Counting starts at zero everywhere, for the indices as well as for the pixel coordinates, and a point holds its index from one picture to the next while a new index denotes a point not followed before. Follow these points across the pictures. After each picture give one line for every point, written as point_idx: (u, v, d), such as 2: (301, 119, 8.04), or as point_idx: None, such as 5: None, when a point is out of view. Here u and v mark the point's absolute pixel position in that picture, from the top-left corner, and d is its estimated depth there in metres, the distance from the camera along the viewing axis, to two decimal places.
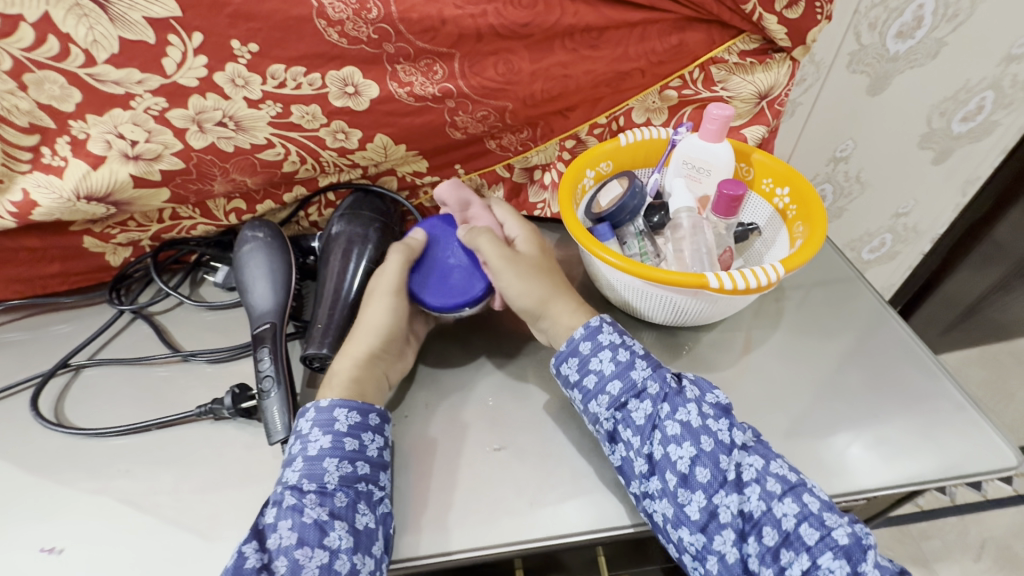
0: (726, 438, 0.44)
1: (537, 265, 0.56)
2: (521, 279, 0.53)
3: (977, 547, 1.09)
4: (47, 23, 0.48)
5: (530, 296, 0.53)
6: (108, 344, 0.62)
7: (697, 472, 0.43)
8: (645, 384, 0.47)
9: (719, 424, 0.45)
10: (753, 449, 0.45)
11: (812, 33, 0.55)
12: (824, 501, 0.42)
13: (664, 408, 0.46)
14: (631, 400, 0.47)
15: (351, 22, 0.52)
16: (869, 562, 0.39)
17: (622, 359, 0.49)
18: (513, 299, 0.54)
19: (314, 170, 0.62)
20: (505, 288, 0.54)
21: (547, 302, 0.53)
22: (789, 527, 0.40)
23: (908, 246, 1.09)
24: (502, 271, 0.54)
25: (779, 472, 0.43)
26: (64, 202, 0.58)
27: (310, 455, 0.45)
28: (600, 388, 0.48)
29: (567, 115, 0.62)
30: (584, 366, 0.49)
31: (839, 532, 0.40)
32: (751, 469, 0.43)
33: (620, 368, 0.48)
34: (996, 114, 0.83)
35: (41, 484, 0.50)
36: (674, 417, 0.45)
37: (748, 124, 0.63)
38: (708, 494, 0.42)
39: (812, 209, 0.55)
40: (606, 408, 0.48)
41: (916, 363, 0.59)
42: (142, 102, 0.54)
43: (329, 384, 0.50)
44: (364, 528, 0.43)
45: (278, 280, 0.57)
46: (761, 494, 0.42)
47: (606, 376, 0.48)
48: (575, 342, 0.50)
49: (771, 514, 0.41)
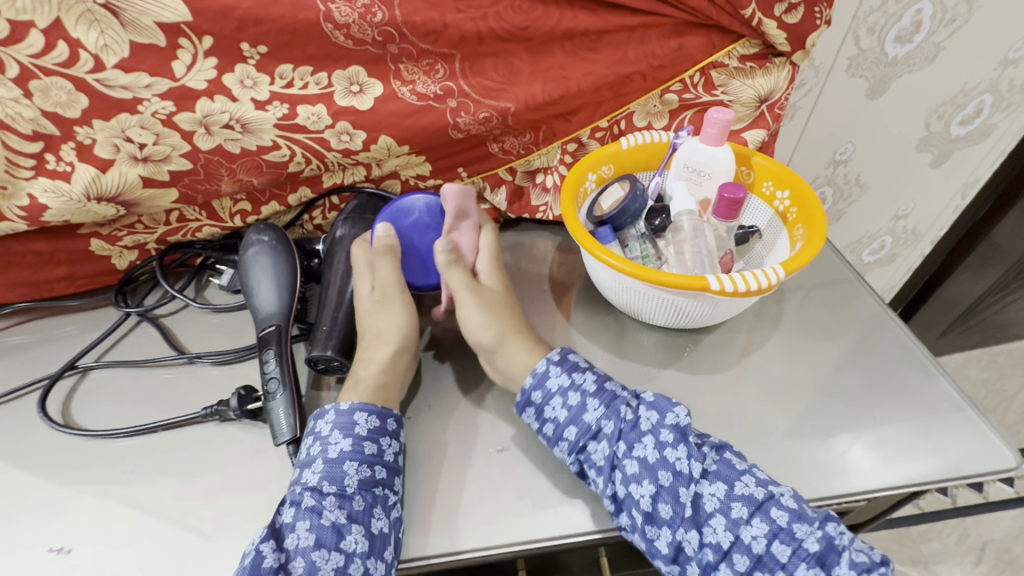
0: (683, 468, 0.44)
1: (498, 301, 0.58)
2: (481, 313, 0.56)
3: (977, 549, 1.09)
4: (58, 29, 0.49)
5: (489, 331, 0.55)
6: (114, 347, 0.62)
7: (660, 509, 0.44)
8: (599, 424, 0.48)
9: (676, 454, 0.45)
10: (715, 474, 0.44)
11: (812, 38, 0.56)
12: (795, 510, 0.42)
13: (619, 448, 0.46)
14: (588, 443, 0.47)
15: (356, 25, 0.52)
16: (843, 564, 0.40)
17: (574, 402, 0.49)
18: (469, 331, 0.56)
19: (319, 169, 0.62)
20: (465, 320, 0.56)
21: (505, 339, 0.54)
22: (760, 550, 0.41)
23: (908, 248, 1.09)
24: (466, 303, 0.57)
25: (744, 493, 0.43)
26: (74, 204, 0.59)
27: (329, 458, 0.46)
28: (559, 434, 0.49)
29: (569, 119, 0.63)
30: (540, 414, 0.50)
31: (810, 541, 0.40)
32: (714, 498, 0.43)
33: (573, 413, 0.49)
34: (994, 117, 0.84)
35: (49, 486, 0.51)
36: (631, 456, 0.46)
37: (748, 128, 0.63)
38: (673, 529, 0.43)
39: (813, 214, 0.55)
40: (568, 453, 0.48)
41: (915, 365, 0.59)
42: (150, 106, 0.54)
43: (353, 386, 0.51)
44: (380, 533, 0.43)
45: (283, 283, 0.58)
46: (726, 523, 0.42)
47: (562, 422, 0.49)
48: (527, 392, 0.51)
49: (738, 543, 0.41)
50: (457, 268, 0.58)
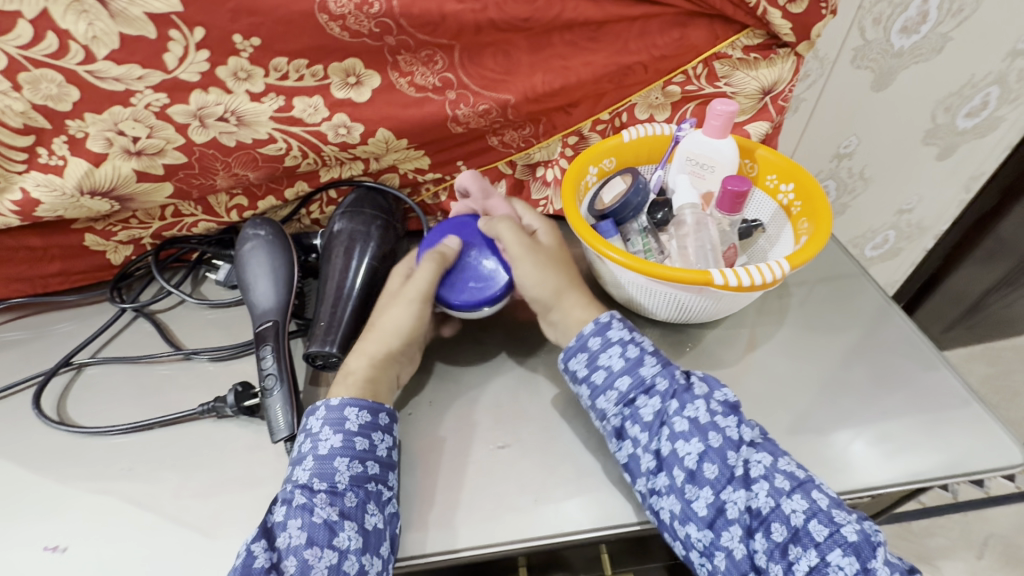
0: (733, 434, 0.44)
1: (553, 258, 0.56)
2: (538, 268, 0.54)
3: (980, 544, 1.09)
4: (46, 19, 0.48)
5: (545, 286, 0.53)
6: (110, 342, 0.62)
7: (705, 468, 0.43)
8: (654, 380, 0.47)
9: (727, 421, 0.45)
10: (761, 446, 0.44)
11: (817, 29, 0.55)
12: (833, 499, 0.42)
13: (672, 405, 0.46)
14: (639, 396, 0.47)
15: (353, 16, 0.51)
16: (879, 559, 0.39)
17: (632, 355, 0.49)
18: (525, 289, 0.54)
19: (316, 164, 0.61)
20: (521, 278, 0.54)
21: (562, 293, 0.53)
22: (799, 523, 0.40)
23: (912, 242, 1.08)
24: (522, 256, 0.54)
25: (787, 469, 0.43)
26: (67, 198, 0.58)
27: (320, 454, 0.45)
28: (608, 384, 0.48)
29: (569, 111, 0.62)
30: (592, 362, 0.49)
31: (848, 529, 0.40)
32: (760, 466, 0.43)
33: (629, 364, 0.48)
34: (1000, 109, 0.83)
35: (45, 482, 0.50)
36: (682, 414, 0.45)
37: (751, 120, 0.62)
38: (715, 490, 0.42)
39: (818, 207, 0.55)
40: (615, 404, 0.47)
41: (921, 360, 0.58)
42: (143, 98, 0.53)
43: (344, 381, 0.50)
44: (374, 528, 0.43)
45: (280, 278, 0.57)
46: (770, 490, 0.41)
47: (615, 372, 0.48)
48: (585, 338, 0.50)
49: (779, 511, 0.41)
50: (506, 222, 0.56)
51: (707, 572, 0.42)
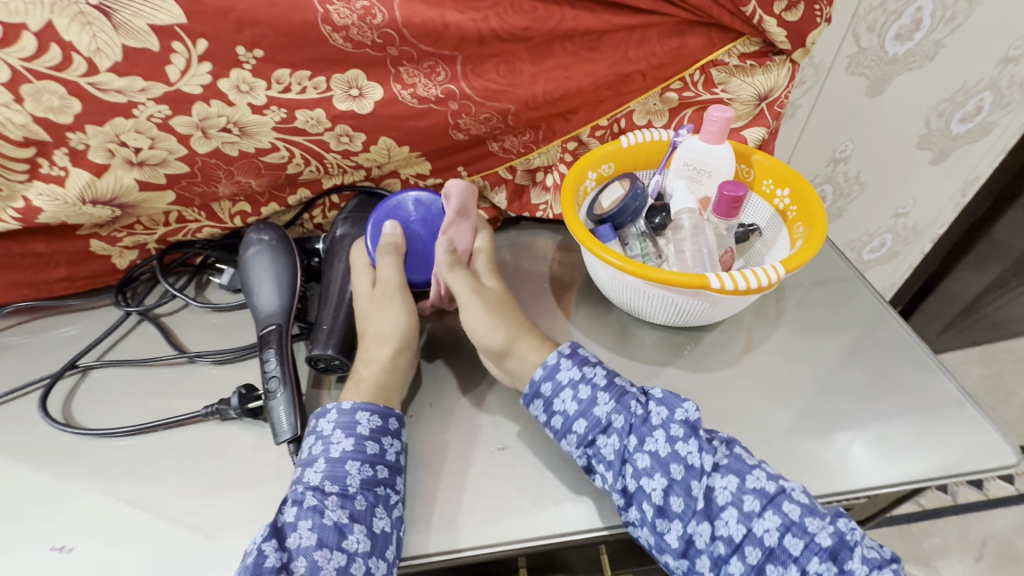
0: (696, 462, 0.44)
1: (502, 302, 0.57)
2: (488, 316, 0.55)
3: (978, 545, 1.09)
4: (50, 32, 0.49)
5: (498, 334, 0.54)
6: (115, 346, 0.63)
7: (672, 502, 0.43)
8: (609, 418, 0.47)
9: (688, 448, 0.45)
10: (726, 468, 0.44)
11: (812, 36, 0.56)
12: (807, 505, 0.42)
13: (631, 442, 0.46)
14: (598, 437, 0.47)
15: (355, 26, 0.52)
16: (855, 558, 0.40)
17: (584, 395, 0.49)
18: (477, 336, 0.55)
19: (318, 171, 0.62)
20: (472, 324, 0.55)
21: (515, 340, 0.54)
22: (772, 542, 0.41)
23: (908, 246, 1.09)
24: (470, 305, 0.56)
25: (756, 487, 0.43)
26: (69, 207, 0.59)
27: (332, 457, 0.46)
28: (567, 427, 0.49)
29: (569, 118, 0.63)
30: (549, 407, 0.50)
31: (822, 536, 0.41)
32: (726, 492, 0.43)
33: (583, 406, 0.48)
34: (994, 114, 0.84)
35: (51, 484, 0.51)
36: (642, 449, 0.46)
37: (748, 126, 0.63)
38: (684, 523, 0.43)
39: (813, 211, 0.55)
40: (577, 446, 0.48)
41: (917, 363, 0.59)
42: (144, 110, 0.54)
43: (353, 386, 0.51)
44: (381, 532, 0.44)
45: (283, 282, 0.58)
46: (738, 517, 0.42)
47: (571, 415, 0.49)
48: (537, 383, 0.51)
49: (750, 536, 0.41)
50: (460, 270, 0.57)
51: None
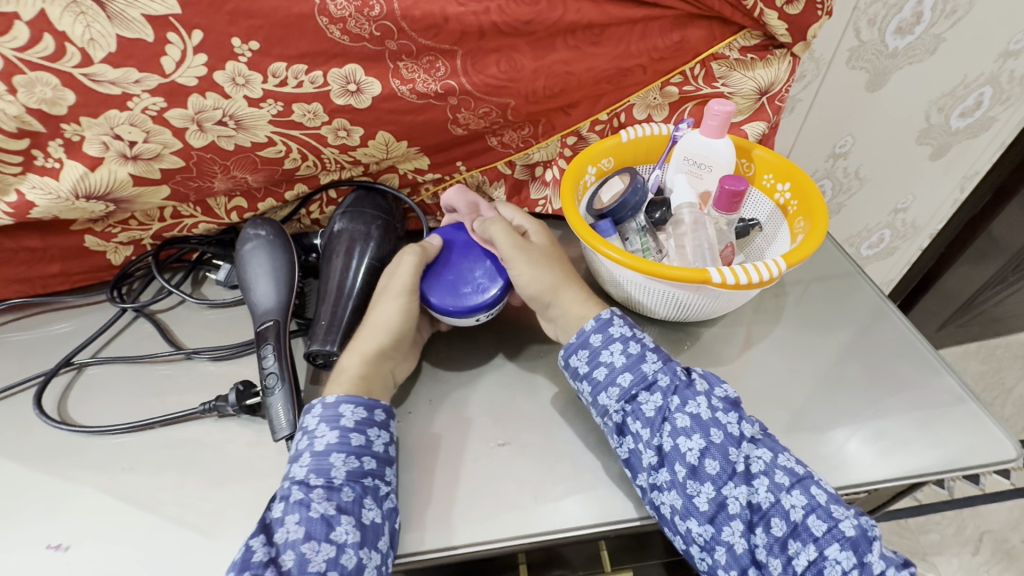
0: (735, 431, 0.45)
1: (547, 254, 0.56)
2: (532, 267, 0.54)
3: (974, 540, 1.10)
4: (43, 22, 0.48)
5: (542, 283, 0.54)
6: (110, 342, 0.62)
7: (707, 464, 0.43)
8: (656, 377, 0.48)
9: (728, 417, 0.45)
10: (761, 442, 0.45)
11: (813, 29, 0.55)
12: (832, 494, 0.42)
13: (674, 400, 0.46)
14: (641, 393, 0.47)
15: (353, 19, 0.52)
16: (874, 553, 0.39)
17: (633, 351, 0.49)
18: (523, 288, 0.54)
19: (315, 167, 0.62)
20: (517, 276, 0.54)
21: (559, 289, 0.54)
22: (798, 518, 0.41)
23: (907, 241, 1.09)
24: (514, 259, 0.54)
25: (787, 466, 0.43)
26: (63, 201, 0.58)
27: (317, 450, 0.45)
28: (610, 380, 0.48)
29: (568, 112, 0.62)
30: (594, 358, 0.50)
31: (846, 524, 0.40)
32: (760, 462, 0.43)
33: (631, 361, 0.49)
34: (994, 109, 0.84)
35: (46, 482, 0.50)
36: (683, 410, 0.46)
37: (748, 120, 0.63)
38: (717, 486, 0.43)
39: (814, 205, 0.55)
40: (616, 401, 0.48)
41: (918, 360, 0.59)
42: (139, 102, 0.53)
43: (336, 379, 0.51)
44: (371, 523, 0.43)
45: (280, 278, 0.57)
46: (770, 486, 0.42)
47: (616, 368, 0.48)
48: (586, 335, 0.51)
49: (779, 506, 0.41)
50: (498, 223, 0.56)
51: (707, 566, 0.43)
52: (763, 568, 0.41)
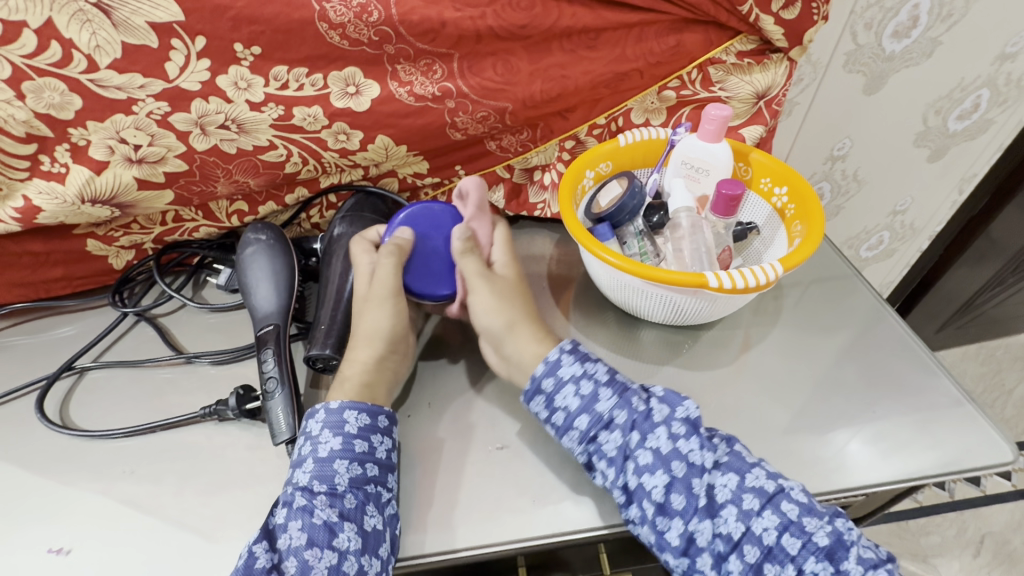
0: (696, 459, 0.44)
1: (512, 288, 0.57)
2: (494, 299, 0.55)
3: (975, 542, 1.10)
4: (50, 29, 0.49)
5: (499, 318, 0.54)
6: (112, 347, 0.62)
7: (672, 500, 0.44)
8: (612, 414, 0.47)
9: (689, 445, 0.45)
10: (727, 465, 0.45)
11: (809, 34, 0.56)
12: (805, 504, 0.42)
13: (633, 438, 0.46)
14: (600, 432, 0.47)
15: (352, 24, 0.52)
16: (851, 559, 0.40)
17: (586, 391, 0.49)
18: (480, 317, 0.55)
19: (316, 171, 0.62)
20: (476, 306, 0.56)
21: (514, 326, 0.54)
22: (770, 541, 0.41)
23: (905, 243, 1.09)
24: (479, 290, 0.55)
25: (755, 486, 0.43)
26: (68, 206, 0.58)
27: (320, 457, 0.46)
28: (569, 423, 0.48)
29: (566, 116, 0.62)
30: (550, 403, 0.49)
31: (819, 535, 0.41)
32: (726, 490, 0.44)
33: (585, 402, 0.48)
34: (991, 112, 0.84)
35: (49, 486, 0.51)
36: (644, 446, 0.45)
37: (745, 124, 0.63)
38: (685, 521, 0.43)
39: (811, 209, 0.55)
40: (578, 443, 0.48)
41: (915, 362, 0.59)
42: (144, 107, 0.54)
43: (338, 387, 0.51)
44: (373, 530, 0.43)
45: (280, 283, 0.58)
46: (738, 514, 0.42)
47: (573, 411, 0.48)
48: (538, 378, 0.50)
49: (750, 534, 0.42)
50: (471, 256, 0.56)
51: None
52: None
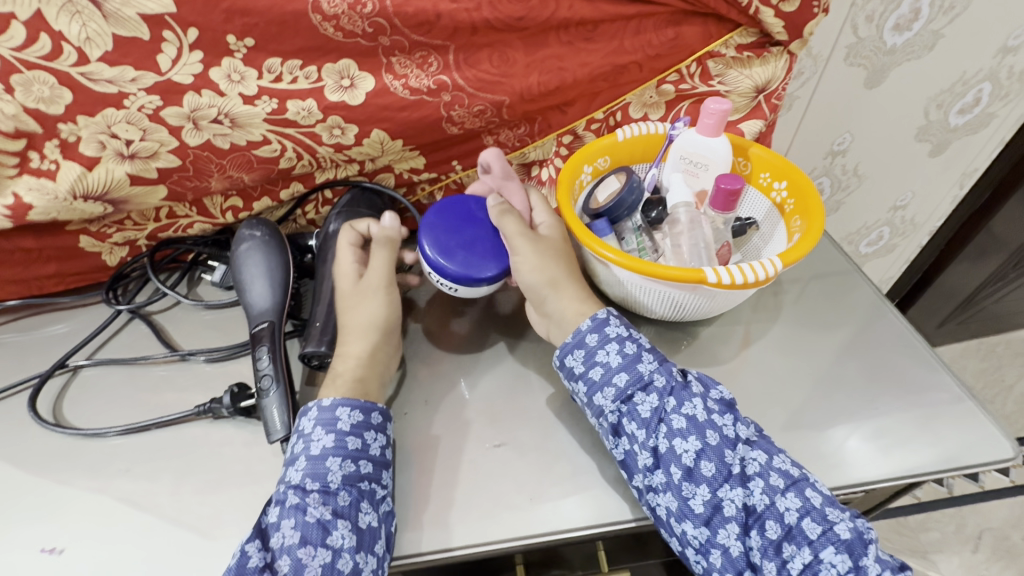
0: (730, 432, 0.45)
1: (557, 246, 0.56)
2: (536, 256, 0.54)
3: (974, 538, 1.09)
4: (40, 21, 0.48)
5: (542, 274, 0.53)
6: (106, 344, 0.62)
7: (702, 466, 0.43)
8: (652, 377, 0.47)
9: (723, 419, 0.45)
10: (756, 443, 0.45)
11: (810, 26, 0.55)
12: (828, 496, 0.42)
13: (670, 402, 0.46)
14: (637, 393, 0.47)
15: (346, 16, 0.51)
16: (869, 556, 0.40)
17: (629, 351, 0.49)
18: (521, 275, 0.54)
19: (311, 166, 0.61)
20: (518, 264, 0.54)
21: (558, 283, 0.53)
22: (792, 521, 0.41)
23: (906, 239, 1.09)
24: (519, 248, 0.54)
25: (782, 467, 0.43)
26: (60, 202, 0.58)
27: (312, 454, 0.45)
28: (606, 380, 0.48)
29: (564, 110, 0.62)
30: (590, 358, 0.49)
31: (841, 527, 0.40)
32: (755, 463, 0.43)
33: (627, 361, 0.48)
34: (993, 106, 0.83)
35: (42, 485, 0.50)
36: (679, 411, 0.45)
37: (745, 119, 0.63)
38: (712, 488, 0.42)
39: (810, 204, 0.55)
40: (612, 401, 0.47)
41: (916, 358, 0.59)
42: (136, 101, 0.53)
43: (329, 384, 0.50)
44: (368, 527, 0.43)
45: (275, 279, 0.57)
46: (765, 488, 0.42)
47: (612, 368, 0.48)
48: (582, 333, 0.50)
49: (774, 509, 0.41)
50: (511, 216, 0.56)
51: (702, 568, 0.43)
52: (759, 570, 0.41)
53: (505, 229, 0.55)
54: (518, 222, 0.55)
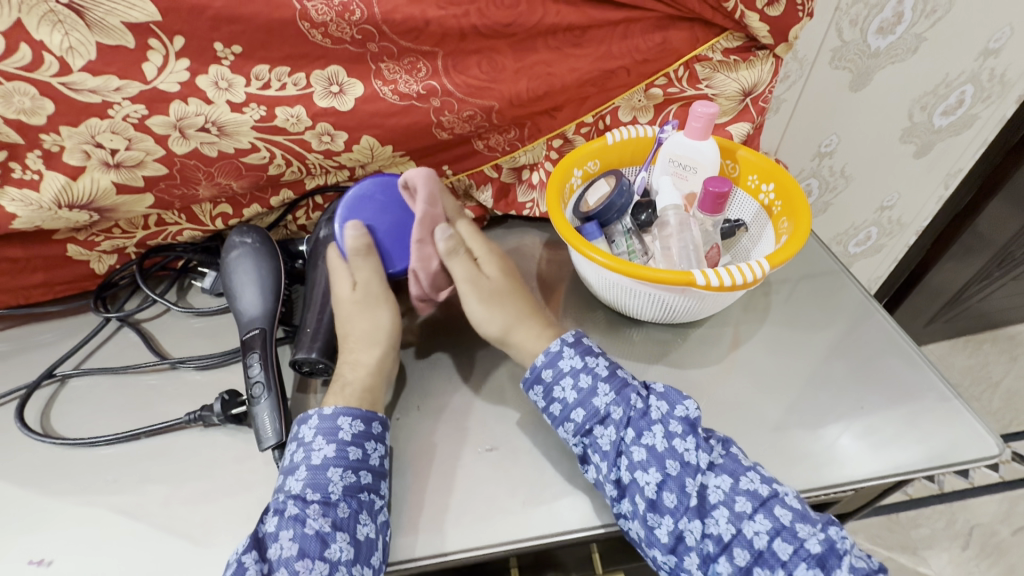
0: (692, 459, 0.44)
1: (501, 290, 0.57)
2: (483, 307, 0.55)
3: (964, 534, 1.11)
4: (19, 31, 0.47)
5: (494, 326, 0.55)
6: (94, 353, 0.61)
7: (664, 497, 0.43)
8: (608, 410, 0.47)
9: (685, 444, 0.45)
10: (722, 467, 0.45)
11: (795, 30, 0.56)
12: (798, 511, 0.42)
13: (628, 434, 0.46)
14: (595, 427, 0.47)
15: (334, 23, 0.52)
16: (843, 566, 0.41)
17: (584, 385, 0.49)
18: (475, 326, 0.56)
19: (299, 173, 0.61)
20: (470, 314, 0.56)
21: (510, 330, 0.54)
22: (762, 545, 0.41)
23: (893, 238, 1.10)
24: (468, 297, 0.56)
25: (749, 489, 0.43)
26: (45, 211, 0.57)
27: (313, 464, 0.45)
28: (565, 415, 0.49)
29: (553, 115, 0.62)
30: (548, 393, 0.50)
31: (812, 542, 0.41)
32: (719, 491, 0.43)
33: (582, 396, 0.48)
34: (975, 107, 0.85)
35: (30, 497, 0.50)
36: (638, 443, 0.46)
37: (732, 122, 0.63)
38: (676, 519, 0.43)
39: (797, 205, 0.55)
40: (574, 435, 0.48)
41: (903, 356, 0.59)
42: (120, 110, 0.53)
43: (338, 392, 0.51)
44: (366, 538, 0.43)
45: (267, 286, 0.57)
46: (730, 516, 0.42)
47: (569, 404, 0.49)
48: (538, 369, 0.51)
49: (740, 536, 0.42)
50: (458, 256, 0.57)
51: None
52: None
53: (454, 272, 0.57)
54: (466, 264, 0.57)
